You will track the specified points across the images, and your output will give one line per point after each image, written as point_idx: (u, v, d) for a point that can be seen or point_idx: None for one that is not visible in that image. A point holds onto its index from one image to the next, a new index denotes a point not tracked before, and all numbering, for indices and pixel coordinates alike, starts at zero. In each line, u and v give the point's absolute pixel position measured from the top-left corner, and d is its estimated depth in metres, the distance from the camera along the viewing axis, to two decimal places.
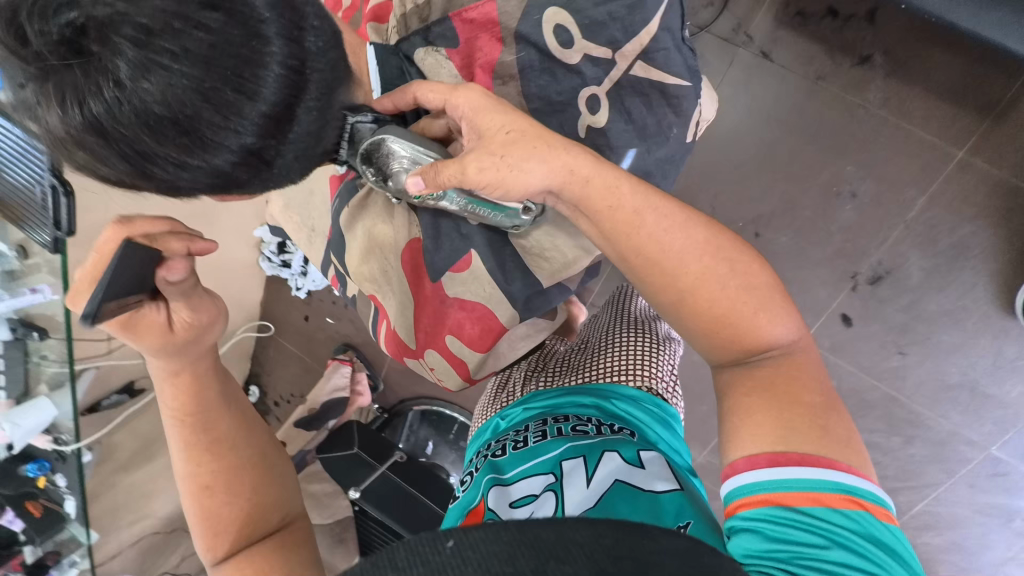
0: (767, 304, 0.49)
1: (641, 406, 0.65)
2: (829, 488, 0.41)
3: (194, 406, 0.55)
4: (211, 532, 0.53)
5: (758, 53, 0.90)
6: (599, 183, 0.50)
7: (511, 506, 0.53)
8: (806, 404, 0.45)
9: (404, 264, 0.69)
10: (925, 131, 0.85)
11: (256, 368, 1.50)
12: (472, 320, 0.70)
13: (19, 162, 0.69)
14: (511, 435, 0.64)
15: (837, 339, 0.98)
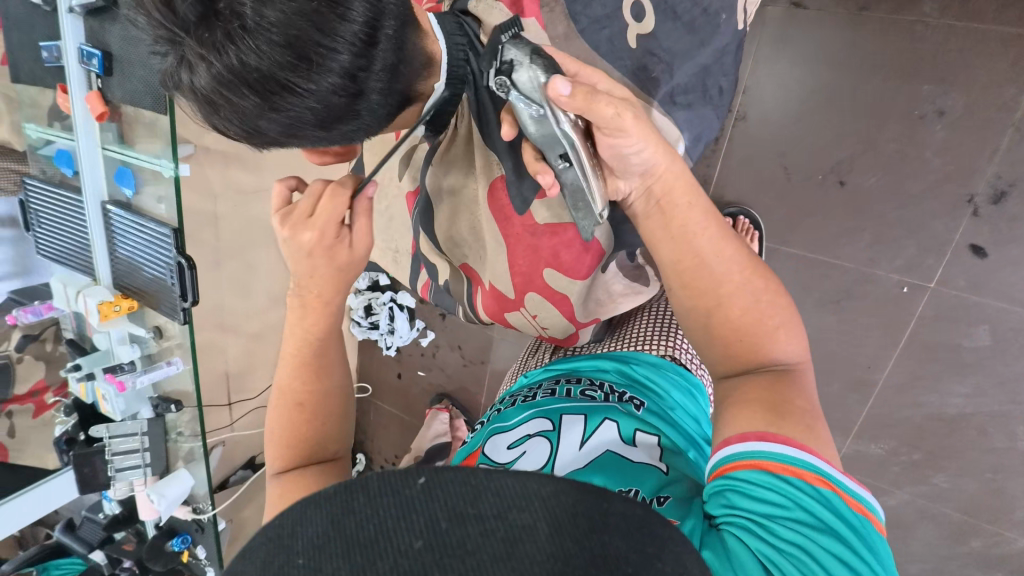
0: (787, 319, 0.49)
1: (657, 373, 0.67)
2: (807, 465, 0.40)
3: (318, 331, 0.57)
4: (276, 434, 0.57)
5: (788, 5, 0.89)
6: (675, 194, 0.50)
7: (505, 448, 0.55)
8: (798, 407, 0.44)
9: (490, 207, 0.67)
10: (1002, 25, 0.78)
11: (361, 434, 1.56)
12: (567, 247, 0.66)
13: (157, 249, 0.82)
14: (524, 392, 0.67)
15: (973, 275, 0.87)
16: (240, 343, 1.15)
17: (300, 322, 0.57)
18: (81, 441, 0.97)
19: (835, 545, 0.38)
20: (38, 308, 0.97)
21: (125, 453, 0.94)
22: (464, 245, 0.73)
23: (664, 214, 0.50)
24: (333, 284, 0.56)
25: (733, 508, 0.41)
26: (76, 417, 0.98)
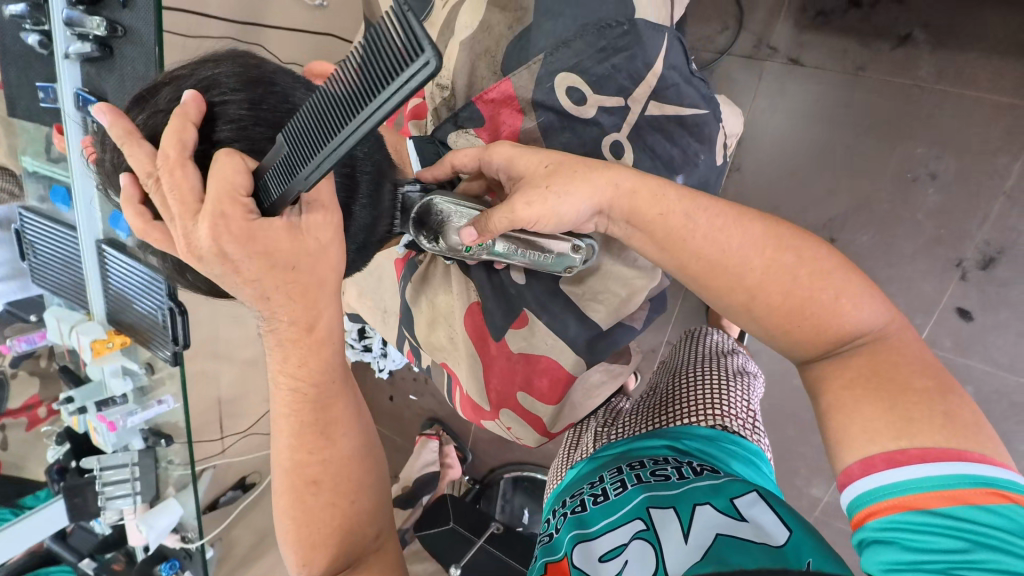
0: (845, 284, 0.45)
1: (717, 445, 0.60)
2: (965, 481, 0.36)
3: (318, 373, 0.47)
4: (304, 562, 0.49)
5: (786, 60, 0.88)
6: (645, 192, 0.51)
7: (601, 562, 0.46)
8: (915, 391, 0.40)
9: (467, 327, 0.72)
10: (996, 95, 0.78)
11: None
12: (539, 374, 0.70)
13: (150, 293, 0.83)
14: (586, 489, 0.58)
15: (960, 337, 0.87)
16: (232, 370, 1.16)
17: (284, 419, 0.47)
18: (72, 470, 0.98)
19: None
20: (33, 336, 0.99)
21: (116, 483, 0.94)
22: (444, 349, 0.76)
23: (643, 228, 0.51)
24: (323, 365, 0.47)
25: (902, 566, 0.36)
26: (69, 445, 0.99)
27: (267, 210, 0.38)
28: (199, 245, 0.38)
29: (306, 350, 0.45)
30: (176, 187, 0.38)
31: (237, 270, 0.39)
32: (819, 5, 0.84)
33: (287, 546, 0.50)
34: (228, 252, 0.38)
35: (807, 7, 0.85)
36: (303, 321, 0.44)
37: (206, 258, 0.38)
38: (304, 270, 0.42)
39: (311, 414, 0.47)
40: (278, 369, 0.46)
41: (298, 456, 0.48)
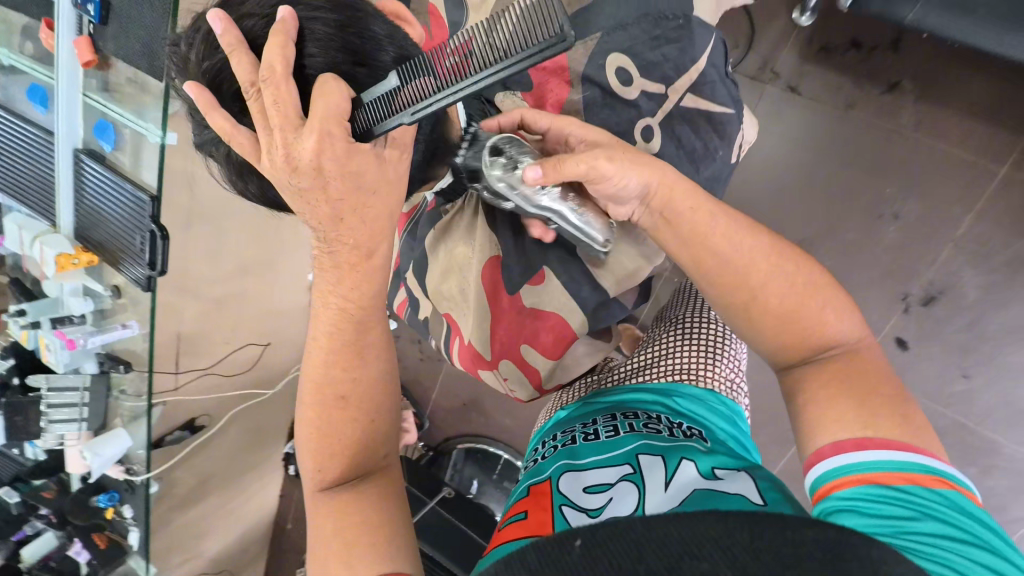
0: (831, 298, 0.50)
1: (705, 407, 0.66)
2: (918, 466, 0.41)
3: (363, 296, 0.50)
4: (318, 465, 0.52)
5: (785, 87, 0.94)
6: (680, 191, 0.52)
7: (584, 492, 0.49)
8: (883, 394, 0.45)
9: (483, 278, 0.74)
10: (960, 151, 0.86)
11: None
12: (546, 329, 0.73)
13: (130, 211, 0.78)
14: (579, 427, 0.62)
15: (895, 362, 0.96)
16: (197, 307, 1.12)
17: (325, 334, 0.51)
18: (15, 388, 0.94)
19: (979, 550, 0.37)
20: None
21: (57, 406, 0.90)
22: (451, 299, 0.78)
23: (670, 224, 0.53)
24: (369, 284, 0.50)
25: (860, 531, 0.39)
26: (13, 361, 0.93)
27: (362, 136, 0.42)
28: (298, 158, 0.41)
29: (360, 276, 0.49)
30: (278, 102, 0.41)
31: (324, 193, 0.43)
32: (823, 40, 0.90)
33: (305, 448, 0.53)
34: (326, 167, 0.41)
35: (813, 40, 0.91)
36: (363, 247, 0.48)
37: (300, 172, 0.41)
38: (378, 199, 0.45)
39: (352, 335, 0.51)
40: (329, 290, 0.50)
41: (332, 372, 0.52)
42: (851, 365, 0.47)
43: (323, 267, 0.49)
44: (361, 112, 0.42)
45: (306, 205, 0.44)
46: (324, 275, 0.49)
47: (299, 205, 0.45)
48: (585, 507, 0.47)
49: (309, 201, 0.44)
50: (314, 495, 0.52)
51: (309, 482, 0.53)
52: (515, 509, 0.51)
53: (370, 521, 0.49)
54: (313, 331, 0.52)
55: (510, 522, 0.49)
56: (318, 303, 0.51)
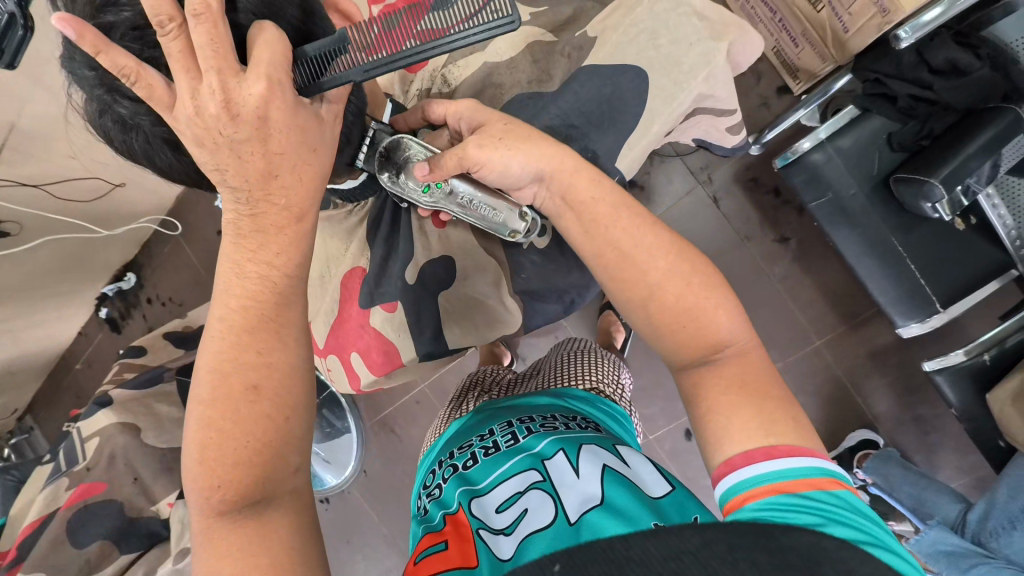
0: (721, 299, 0.48)
1: (592, 403, 0.72)
2: (819, 471, 0.39)
3: (297, 261, 0.46)
4: (211, 487, 0.42)
5: (711, 195, 1.03)
6: (583, 175, 0.52)
7: (496, 513, 0.53)
8: (774, 396, 0.44)
9: (343, 281, 0.71)
10: (799, 314, 1.02)
11: (142, 258, 1.45)
12: (378, 348, 0.69)
13: None
14: (477, 442, 0.64)
15: (676, 446, 1.10)
16: (48, 105, 0.95)
17: (236, 312, 0.44)
18: None
19: (885, 553, 0.35)
20: None
21: None
22: (314, 283, 0.75)
23: (574, 210, 0.52)
24: (295, 248, 0.45)
25: None
26: None
27: (307, 90, 0.42)
28: (241, 104, 0.38)
29: (287, 240, 0.45)
30: (215, 44, 0.37)
31: (263, 144, 0.40)
32: (755, 173, 1.01)
33: (195, 464, 0.42)
34: (271, 118, 0.39)
35: (749, 169, 1.01)
36: (296, 209, 0.44)
37: (240, 122, 0.38)
38: (318, 158, 0.43)
39: (272, 311, 0.45)
40: (247, 257, 0.44)
41: (240, 357, 0.44)
42: (741, 369, 0.45)
43: (242, 233, 0.44)
44: (302, 67, 0.41)
45: (237, 160, 0.40)
46: (241, 242, 0.44)
47: (222, 162, 0.40)
48: (499, 529, 0.51)
49: (241, 154, 0.40)
50: (207, 530, 0.41)
51: (198, 514, 0.42)
52: (432, 543, 0.53)
53: (276, 560, 0.39)
54: (221, 308, 0.45)
55: (429, 555, 0.51)
56: (231, 272, 0.44)
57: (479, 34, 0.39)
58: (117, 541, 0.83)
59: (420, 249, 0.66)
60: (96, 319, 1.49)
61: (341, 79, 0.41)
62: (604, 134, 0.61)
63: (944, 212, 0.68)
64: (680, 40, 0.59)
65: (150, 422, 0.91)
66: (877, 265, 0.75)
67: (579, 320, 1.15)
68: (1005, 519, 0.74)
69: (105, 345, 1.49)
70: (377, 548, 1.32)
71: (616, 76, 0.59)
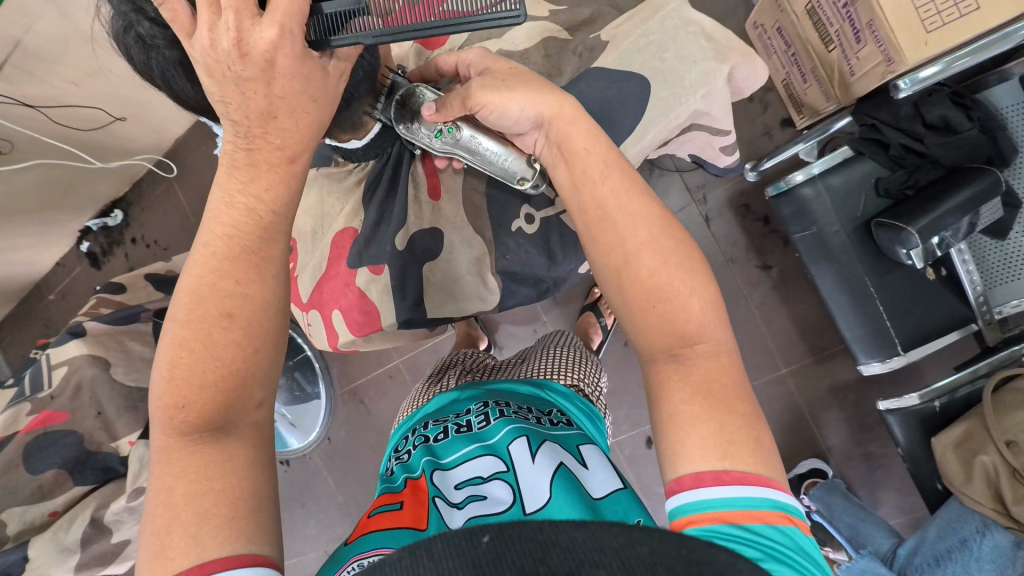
0: (699, 285, 0.48)
1: (568, 399, 0.74)
2: (768, 504, 0.41)
3: (287, 197, 0.47)
4: (175, 406, 0.43)
5: (703, 214, 1.06)
6: (582, 131, 0.52)
7: (455, 487, 0.55)
8: (738, 413, 0.45)
9: (334, 239, 0.72)
10: (770, 341, 1.05)
11: (132, 197, 1.43)
12: (360, 308, 0.70)
13: None
14: (452, 418, 0.67)
15: (635, 452, 1.13)
16: (59, 27, 0.94)
17: (223, 240, 0.45)
18: None
19: None
20: None
21: None
22: (303, 237, 0.75)
23: (566, 160, 0.53)
24: (280, 183, 0.46)
25: None
26: None
27: (318, 45, 0.42)
28: (252, 45, 0.39)
29: (277, 178, 0.46)
30: None
31: (266, 85, 0.41)
32: (747, 200, 1.04)
33: (163, 383, 0.44)
34: (278, 65, 0.40)
35: (742, 194, 1.04)
36: (289, 150, 0.45)
37: (248, 60, 0.39)
38: (316, 108, 0.44)
39: (253, 243, 0.46)
40: (237, 188, 0.46)
41: (219, 284, 0.45)
42: (705, 364, 0.46)
43: (236, 165, 0.45)
44: (315, 20, 0.42)
45: (240, 95, 0.41)
46: (234, 173, 0.45)
47: (227, 95, 0.41)
48: (455, 502, 0.53)
49: (245, 90, 0.41)
50: (167, 449, 0.42)
51: (160, 431, 0.43)
52: (391, 500, 0.55)
53: (227, 487, 0.40)
54: (207, 235, 0.46)
55: (382, 512, 0.54)
56: (220, 202, 0.46)
57: (485, 19, 0.42)
58: (72, 472, 0.83)
59: (413, 218, 0.68)
60: (76, 253, 1.47)
61: (354, 39, 0.42)
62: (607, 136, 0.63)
63: (917, 259, 0.71)
64: (684, 57, 0.60)
65: (120, 358, 0.91)
66: (850, 303, 0.79)
67: (559, 317, 1.17)
68: (931, 557, 0.76)
69: (82, 280, 1.47)
70: (330, 515, 1.33)
71: (620, 82, 0.62)
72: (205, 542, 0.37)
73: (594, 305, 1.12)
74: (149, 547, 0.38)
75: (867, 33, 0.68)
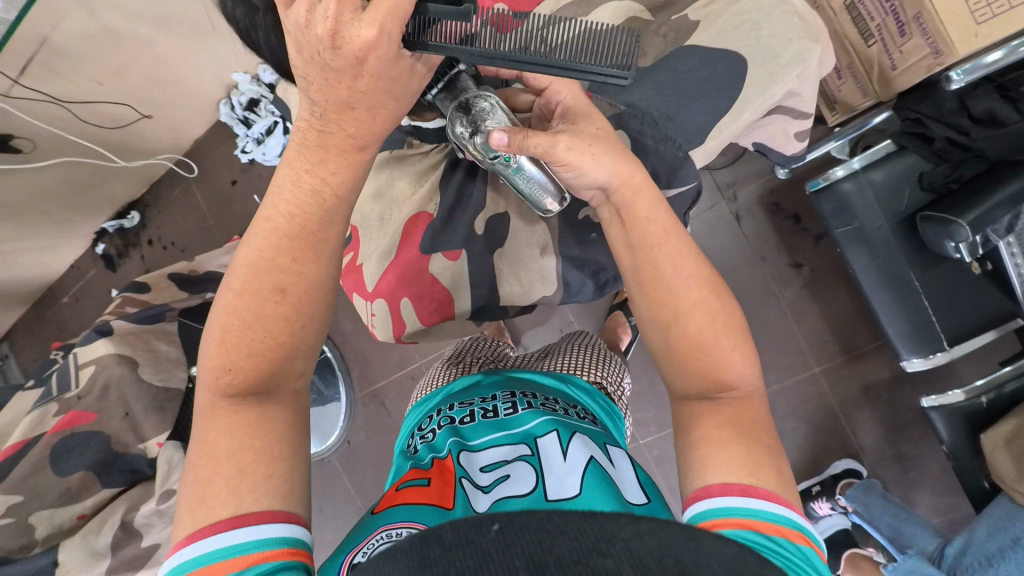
0: (733, 340, 0.51)
1: (591, 397, 0.73)
2: (790, 522, 0.42)
3: (348, 181, 0.47)
4: (221, 367, 0.45)
5: (734, 212, 1.06)
6: (645, 197, 0.54)
7: (479, 470, 0.54)
8: (764, 443, 0.46)
9: (404, 224, 0.70)
10: (801, 340, 1.04)
11: (149, 199, 1.41)
12: (430, 298, 0.69)
13: None
14: (478, 402, 0.67)
15: (664, 453, 1.12)
16: (86, 24, 0.93)
17: (284, 216, 0.46)
18: None
19: None
20: None
21: None
22: (367, 222, 0.73)
23: (623, 223, 0.55)
24: (348, 171, 0.46)
25: None
26: None
27: (411, 44, 0.41)
28: (347, 40, 0.37)
29: (345, 163, 0.46)
30: None
31: (352, 80, 0.40)
32: (777, 198, 1.03)
33: (213, 345, 0.46)
34: (367, 64, 0.39)
35: (773, 193, 1.03)
36: (359, 140, 0.45)
37: (339, 53, 0.38)
38: (392, 101, 0.43)
39: (314, 223, 0.47)
40: (306, 168, 0.46)
41: (276, 258, 0.46)
42: (742, 410, 0.48)
43: (306, 144, 0.46)
44: (417, 23, 0.41)
45: (323, 80, 0.40)
46: (303, 153, 0.46)
47: (311, 74, 0.40)
48: (480, 485, 0.52)
49: (329, 78, 0.40)
50: (211, 406, 0.44)
51: (205, 388, 0.45)
52: (417, 475, 0.55)
53: (266, 447, 0.42)
54: (270, 209, 0.47)
55: (410, 486, 0.53)
56: (288, 178, 0.46)
57: (594, 67, 0.42)
58: (99, 474, 0.81)
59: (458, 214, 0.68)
60: (90, 255, 1.45)
61: (447, 50, 0.41)
62: (676, 124, 0.63)
63: (965, 253, 0.70)
64: (780, 35, 0.60)
65: (147, 358, 0.89)
66: (892, 298, 0.78)
67: (585, 318, 1.16)
68: (980, 557, 0.75)
69: (96, 283, 1.45)
70: (349, 521, 1.31)
71: (714, 61, 0.61)
72: (242, 494, 0.40)
73: (622, 305, 1.11)
74: (187, 495, 0.41)
75: (912, 26, 0.68)
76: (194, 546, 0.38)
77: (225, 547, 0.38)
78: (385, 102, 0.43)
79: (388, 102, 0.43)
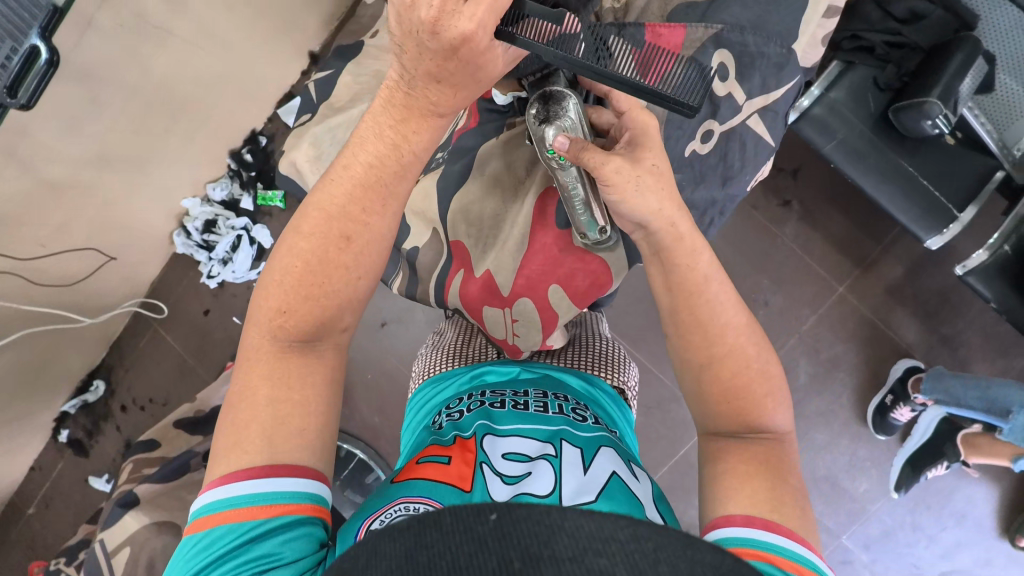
0: (774, 391, 0.53)
1: (615, 405, 0.66)
2: (807, 562, 0.44)
3: (421, 132, 0.47)
4: (279, 311, 0.47)
5: None
6: (685, 243, 0.54)
7: (500, 456, 0.51)
8: (792, 484, 0.49)
9: (533, 208, 0.70)
10: (818, 268, 1.09)
11: (111, 360, 1.26)
12: (584, 273, 0.72)
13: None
14: (510, 393, 0.61)
15: None
16: (23, 181, 0.85)
17: (362, 165, 0.47)
18: None
19: None
20: None
21: None
22: (478, 224, 0.74)
23: (660, 261, 0.55)
24: (426, 128, 0.46)
25: None
26: None
27: (501, 33, 0.40)
28: (446, 25, 0.37)
29: (426, 127, 0.46)
30: None
31: (443, 61, 0.39)
32: None
33: (275, 286, 0.47)
34: (460, 51, 0.38)
35: None
36: (440, 108, 0.45)
37: (439, 38, 0.38)
38: (476, 79, 0.43)
39: (387, 178, 0.47)
40: (391, 124, 0.46)
41: (352, 208, 0.47)
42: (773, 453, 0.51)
43: (394, 104, 0.45)
44: (511, 13, 0.40)
45: (417, 54, 0.39)
46: (388, 109, 0.46)
47: (406, 48, 0.40)
48: (500, 472, 0.49)
49: (423, 55, 0.39)
50: (259, 344, 0.47)
51: (259, 325, 0.47)
52: (438, 451, 0.52)
53: (304, 399, 0.45)
54: (349, 159, 0.47)
55: (429, 461, 0.51)
56: (371, 130, 0.47)
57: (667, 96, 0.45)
58: None
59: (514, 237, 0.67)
60: (54, 446, 1.25)
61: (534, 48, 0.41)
62: None
63: (943, 126, 0.77)
64: None
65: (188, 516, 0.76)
66: (894, 193, 0.84)
67: (619, 318, 1.14)
68: None
69: (66, 476, 1.24)
70: None
71: None
72: (276, 446, 0.43)
73: None
74: (226, 427, 0.44)
75: None
76: (227, 487, 0.42)
77: (257, 493, 0.41)
78: (470, 78, 0.42)
79: (475, 79, 0.43)
